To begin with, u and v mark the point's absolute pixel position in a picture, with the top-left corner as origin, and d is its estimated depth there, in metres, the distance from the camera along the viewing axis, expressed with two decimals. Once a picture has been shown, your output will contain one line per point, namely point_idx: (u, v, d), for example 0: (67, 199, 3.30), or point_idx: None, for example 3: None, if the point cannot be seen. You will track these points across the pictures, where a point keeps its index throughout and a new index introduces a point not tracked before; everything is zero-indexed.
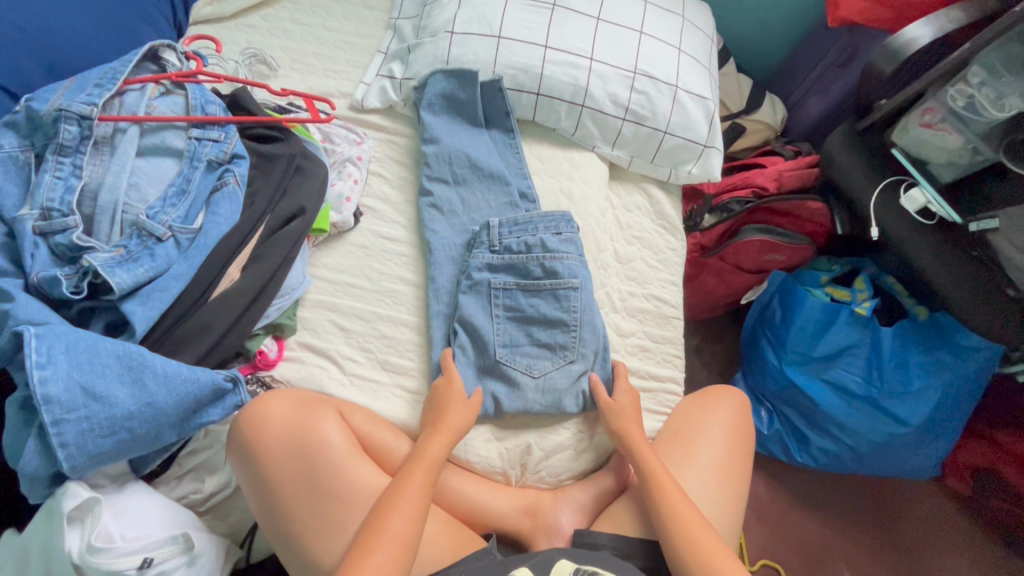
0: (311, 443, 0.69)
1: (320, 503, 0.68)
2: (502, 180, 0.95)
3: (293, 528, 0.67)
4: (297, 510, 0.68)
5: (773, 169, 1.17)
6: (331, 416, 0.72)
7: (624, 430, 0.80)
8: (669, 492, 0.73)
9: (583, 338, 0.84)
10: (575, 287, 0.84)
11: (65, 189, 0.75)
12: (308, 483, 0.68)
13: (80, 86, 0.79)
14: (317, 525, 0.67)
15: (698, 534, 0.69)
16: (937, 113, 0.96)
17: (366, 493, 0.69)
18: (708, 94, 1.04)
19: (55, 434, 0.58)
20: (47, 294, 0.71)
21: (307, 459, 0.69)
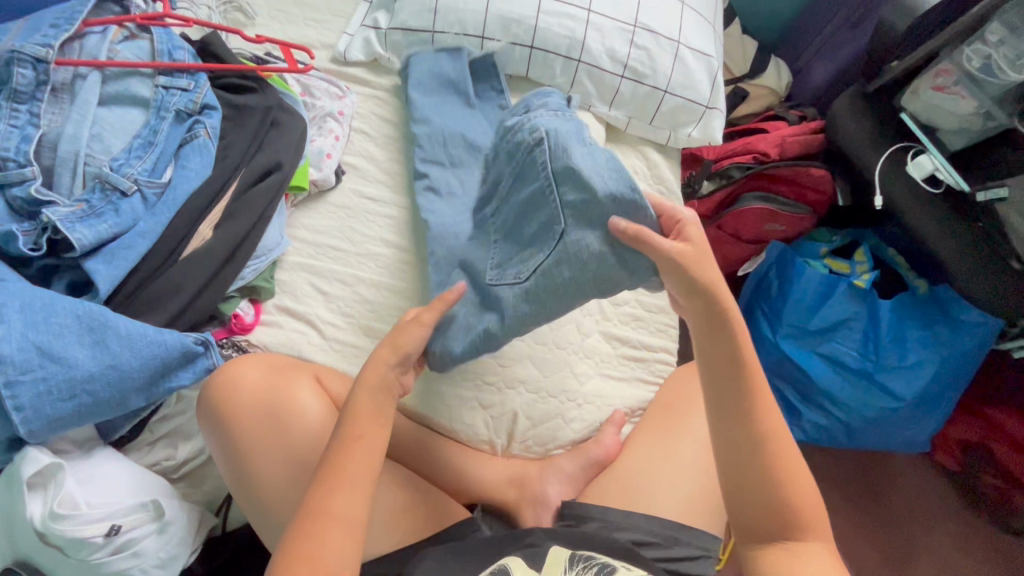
0: (286, 409, 0.66)
1: (294, 471, 0.65)
2: (497, 138, 0.88)
3: (266, 498, 0.65)
4: (270, 478, 0.65)
5: (776, 135, 1.13)
6: (306, 382, 0.69)
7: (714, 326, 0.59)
8: (765, 421, 0.57)
9: (590, 205, 0.61)
10: (545, 138, 0.66)
11: (21, 139, 0.70)
12: (282, 451, 0.66)
13: (34, 26, 0.74)
14: (291, 494, 0.65)
15: (787, 477, 0.55)
16: (951, 76, 0.91)
17: None
18: (711, 52, 0.98)
19: (9, 396, 0.54)
20: (4, 250, 0.66)
21: (281, 426, 0.66)
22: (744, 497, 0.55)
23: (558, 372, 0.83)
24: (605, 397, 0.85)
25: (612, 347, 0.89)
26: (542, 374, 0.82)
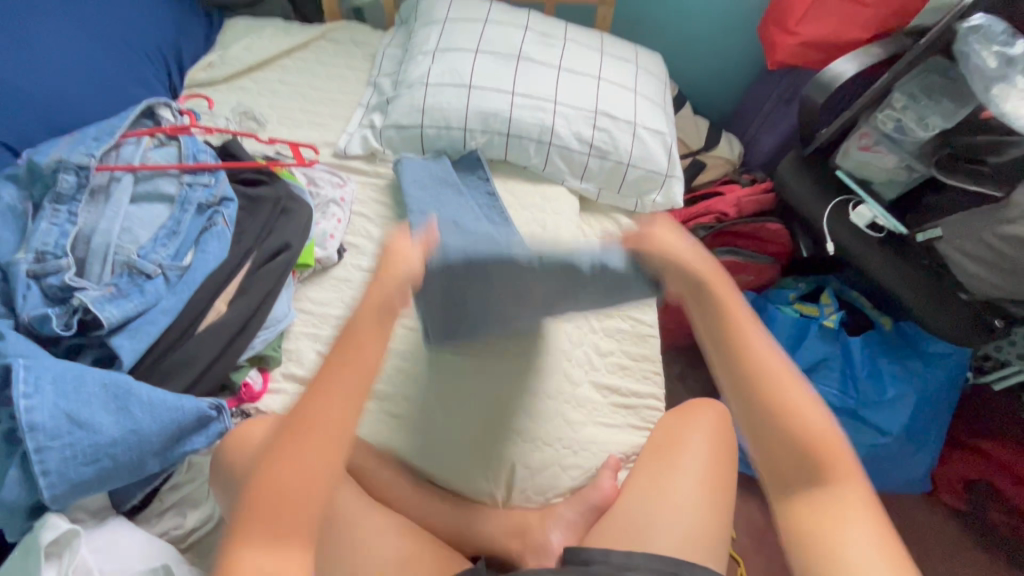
0: (294, 435, 0.64)
1: (291, 517, 0.61)
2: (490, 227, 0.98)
3: (249, 541, 0.59)
4: (262, 524, 0.60)
5: (732, 196, 1.25)
6: (331, 387, 0.67)
7: (693, 273, 0.59)
8: (786, 380, 0.53)
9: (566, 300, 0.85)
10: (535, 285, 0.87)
11: (59, 234, 0.79)
12: (286, 494, 0.61)
13: (80, 140, 0.86)
14: (279, 542, 0.60)
15: (810, 414, 0.52)
16: (871, 137, 1.04)
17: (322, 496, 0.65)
18: (664, 131, 1.13)
19: (37, 461, 0.58)
20: (37, 332, 0.73)
21: (296, 447, 0.63)
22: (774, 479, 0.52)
23: (551, 421, 0.88)
24: (598, 444, 0.89)
25: (601, 396, 0.95)
26: (537, 424, 0.87)
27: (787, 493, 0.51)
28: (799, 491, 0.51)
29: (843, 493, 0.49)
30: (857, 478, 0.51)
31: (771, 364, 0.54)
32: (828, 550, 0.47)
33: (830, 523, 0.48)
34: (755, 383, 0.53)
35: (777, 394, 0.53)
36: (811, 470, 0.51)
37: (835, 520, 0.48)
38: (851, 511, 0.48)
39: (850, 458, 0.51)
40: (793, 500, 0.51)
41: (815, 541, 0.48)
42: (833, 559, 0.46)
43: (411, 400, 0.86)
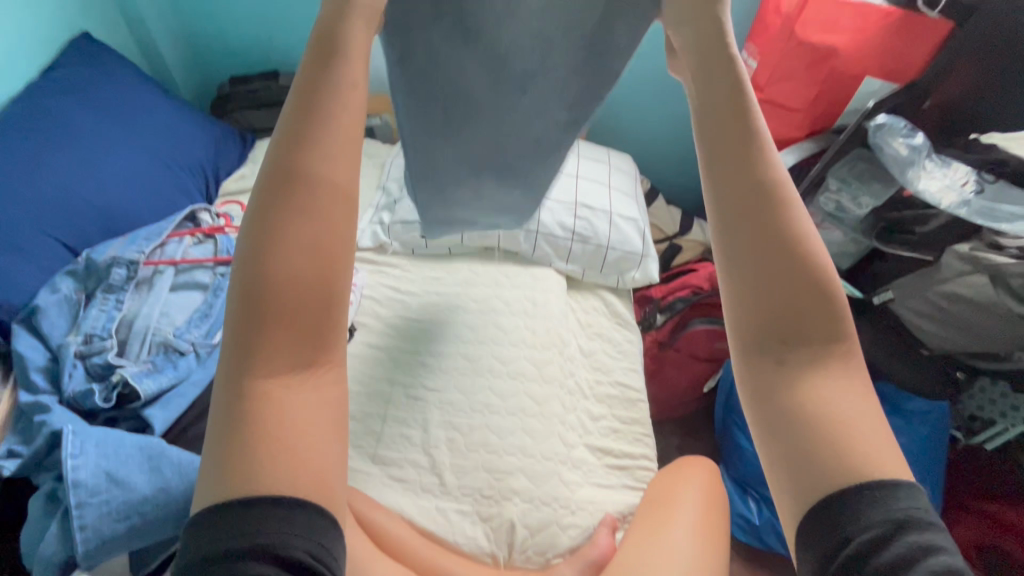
0: (312, 186, 0.42)
1: (317, 260, 0.41)
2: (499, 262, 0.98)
3: (265, 382, 0.39)
4: (278, 241, 0.40)
5: (705, 271, 1.38)
6: (342, 97, 0.45)
7: (723, 110, 0.47)
8: (803, 235, 0.44)
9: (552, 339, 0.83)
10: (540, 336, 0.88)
11: (107, 319, 0.90)
12: (310, 179, 0.42)
13: (131, 241, 0.99)
14: (318, 307, 0.41)
15: (817, 271, 0.43)
16: (817, 216, 1.19)
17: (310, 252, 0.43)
18: (637, 217, 1.28)
19: (77, 516, 0.65)
20: (79, 405, 0.81)
21: (315, 156, 0.42)
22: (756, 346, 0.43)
23: (549, 482, 0.92)
24: (595, 503, 0.93)
25: (596, 457, 1.00)
26: (535, 484, 0.91)
27: (770, 362, 0.43)
28: (786, 362, 0.43)
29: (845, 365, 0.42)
30: (851, 348, 0.43)
31: (788, 212, 0.45)
32: (817, 418, 0.40)
33: (819, 391, 0.41)
34: (767, 226, 0.44)
35: (786, 247, 0.44)
36: (808, 340, 0.43)
37: (834, 391, 0.41)
38: (847, 381, 0.42)
39: (846, 324, 0.44)
40: (781, 367, 0.43)
41: (796, 405, 0.41)
42: (814, 422, 0.40)
43: (416, 464, 0.92)
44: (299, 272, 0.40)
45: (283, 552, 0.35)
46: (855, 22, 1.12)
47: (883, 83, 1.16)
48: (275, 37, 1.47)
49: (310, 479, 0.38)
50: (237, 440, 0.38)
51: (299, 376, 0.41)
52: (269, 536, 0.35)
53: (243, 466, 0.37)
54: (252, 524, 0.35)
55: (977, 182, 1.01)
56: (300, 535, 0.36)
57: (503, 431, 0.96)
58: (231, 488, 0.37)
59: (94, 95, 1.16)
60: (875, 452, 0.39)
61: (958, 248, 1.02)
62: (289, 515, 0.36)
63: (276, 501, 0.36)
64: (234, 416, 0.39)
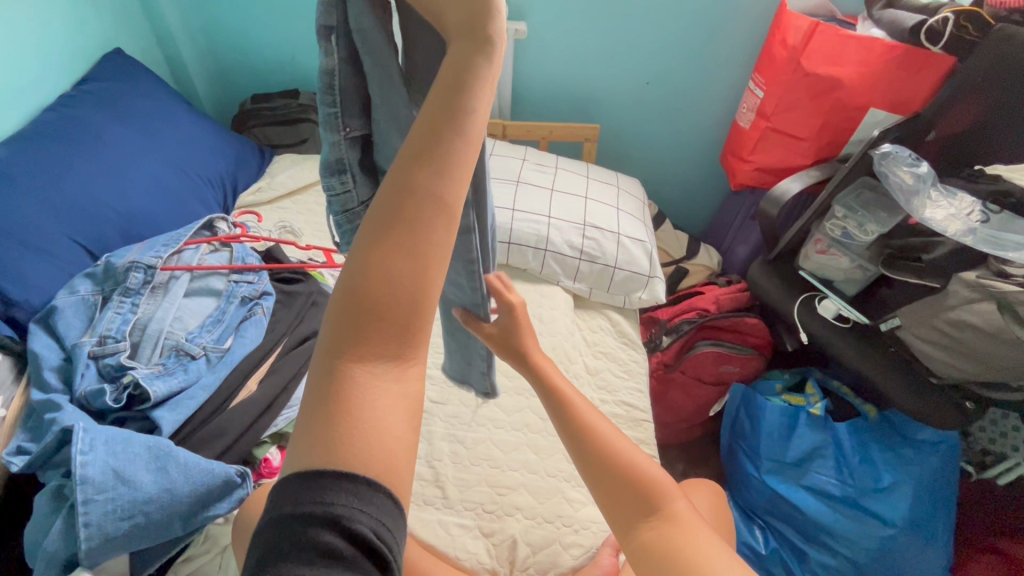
0: (434, 199, 0.39)
1: (427, 268, 0.38)
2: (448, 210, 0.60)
3: (354, 363, 0.37)
4: (387, 243, 0.38)
5: (711, 294, 1.41)
6: (481, 83, 0.42)
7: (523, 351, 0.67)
8: (619, 447, 0.61)
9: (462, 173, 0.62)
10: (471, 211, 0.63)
11: (121, 322, 0.91)
12: (433, 185, 0.39)
13: (151, 247, 1.01)
14: (409, 312, 0.38)
15: (646, 473, 0.60)
16: (824, 241, 1.20)
17: (431, 237, 0.38)
18: (645, 238, 1.29)
19: (82, 512, 0.65)
20: (90, 405, 0.82)
21: (433, 163, 0.39)
22: (626, 531, 0.58)
23: (551, 499, 0.91)
24: (600, 523, 0.90)
25: None
26: (537, 500, 0.90)
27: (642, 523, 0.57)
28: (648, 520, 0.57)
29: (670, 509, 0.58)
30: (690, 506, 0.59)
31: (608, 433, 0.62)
32: (671, 550, 0.54)
33: (685, 538, 0.55)
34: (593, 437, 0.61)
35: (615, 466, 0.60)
36: (653, 515, 0.57)
37: (675, 531, 0.56)
38: (690, 529, 0.56)
39: (682, 501, 0.59)
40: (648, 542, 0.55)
41: (654, 554, 0.54)
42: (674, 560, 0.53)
43: (419, 476, 0.91)
44: (404, 278, 0.37)
45: (350, 526, 0.33)
46: (860, 55, 1.15)
47: (887, 114, 1.19)
48: (297, 57, 1.54)
49: (381, 463, 0.35)
50: (324, 419, 0.36)
51: (382, 367, 0.38)
52: (341, 508, 0.33)
53: (325, 443, 0.35)
54: (322, 496, 0.33)
55: (983, 212, 1.02)
56: (368, 513, 0.33)
57: (506, 445, 0.96)
58: (311, 468, 0.34)
59: (121, 107, 1.21)
60: (707, 562, 0.52)
61: (965, 275, 0.99)
62: (359, 490, 0.34)
63: (347, 477, 0.34)
64: (319, 398, 0.37)
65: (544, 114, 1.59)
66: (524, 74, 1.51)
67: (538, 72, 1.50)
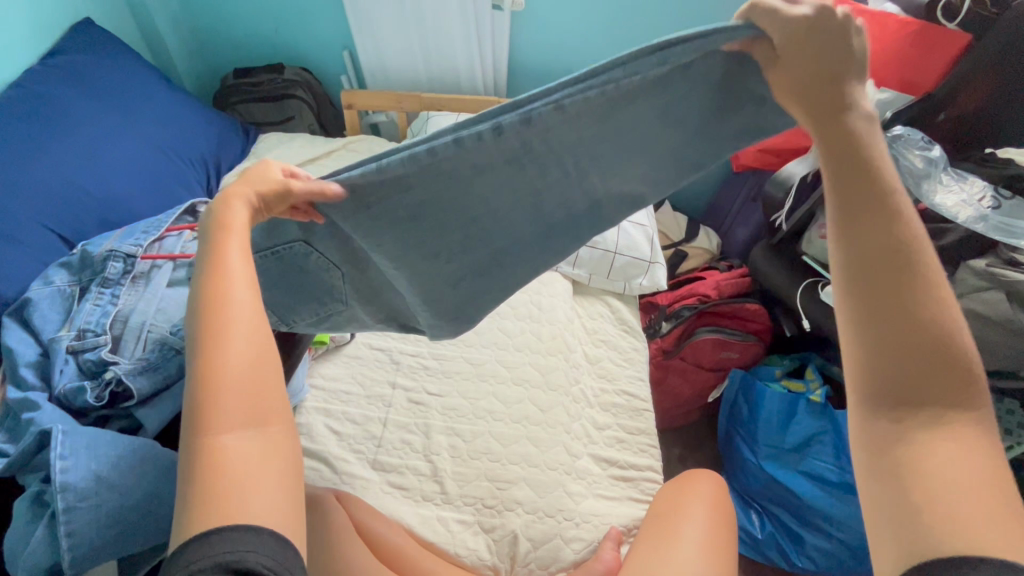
0: (229, 299, 0.47)
1: (251, 344, 0.46)
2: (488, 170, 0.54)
3: (213, 437, 0.42)
4: (212, 337, 0.45)
5: (712, 279, 1.39)
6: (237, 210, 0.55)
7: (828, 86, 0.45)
8: (928, 303, 0.42)
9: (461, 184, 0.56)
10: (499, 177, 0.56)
11: (101, 314, 0.86)
12: (226, 290, 0.48)
13: (129, 234, 0.96)
14: (252, 378, 0.45)
15: (945, 347, 0.41)
16: None
17: (240, 319, 0.47)
18: (646, 222, 1.24)
19: (64, 521, 0.62)
20: (70, 403, 0.78)
21: (221, 276, 0.49)
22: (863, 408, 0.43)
23: (551, 492, 0.89)
24: (600, 515, 0.90)
25: (601, 468, 0.98)
26: (537, 494, 0.89)
27: (887, 414, 0.42)
28: (902, 417, 0.41)
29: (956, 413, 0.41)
30: (985, 416, 0.42)
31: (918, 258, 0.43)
32: (906, 459, 0.40)
33: (939, 449, 0.40)
34: (885, 255, 0.43)
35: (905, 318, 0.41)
36: (921, 407, 0.41)
37: (937, 441, 0.40)
38: (965, 448, 0.40)
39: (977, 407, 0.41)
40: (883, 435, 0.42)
41: (893, 452, 0.41)
42: (910, 475, 0.39)
43: (416, 471, 0.90)
44: (233, 354, 0.45)
45: (241, 567, 0.37)
46: (871, 31, 1.11)
47: (897, 93, 1.14)
48: (281, 29, 1.45)
49: (263, 511, 0.40)
50: (199, 496, 0.40)
51: (244, 431, 0.43)
52: (226, 553, 0.37)
53: (200, 515, 0.39)
54: (206, 551, 0.37)
55: (993, 198, 0.99)
56: (255, 550, 0.38)
57: (505, 438, 0.94)
58: (195, 530, 0.39)
59: (92, 83, 1.13)
60: (959, 501, 0.37)
61: (972, 262, 0.97)
62: (239, 536, 0.38)
63: (228, 527, 0.38)
64: (190, 485, 0.41)
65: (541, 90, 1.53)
66: (522, 48, 1.44)
67: (535, 45, 1.43)
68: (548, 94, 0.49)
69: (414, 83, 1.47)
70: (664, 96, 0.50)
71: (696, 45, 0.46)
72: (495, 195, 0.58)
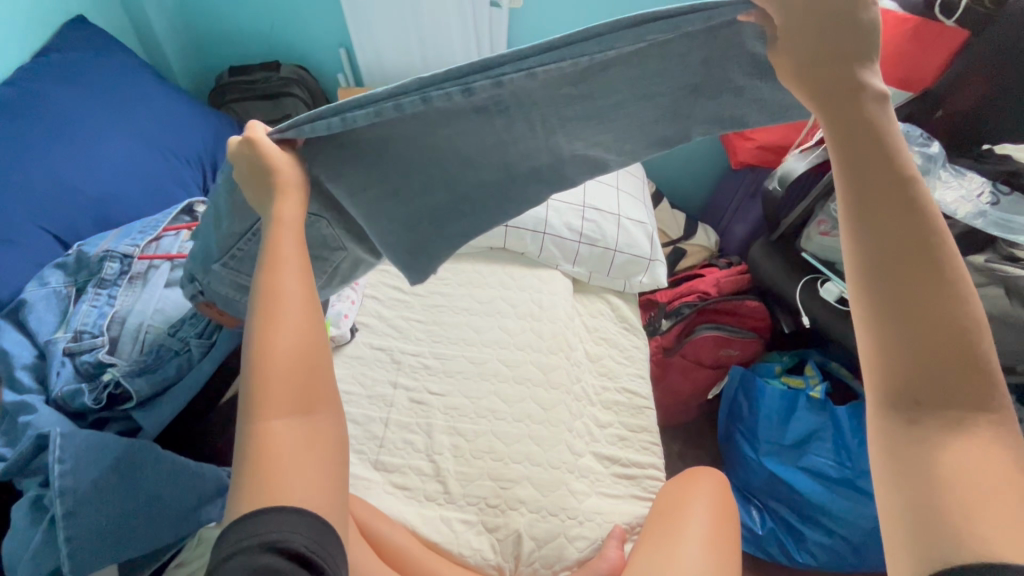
0: (285, 295, 0.50)
1: (302, 343, 0.49)
2: (457, 114, 0.55)
3: (263, 421, 0.46)
4: (265, 325, 0.48)
5: (712, 277, 1.39)
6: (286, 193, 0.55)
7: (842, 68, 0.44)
8: (950, 306, 0.42)
9: (432, 131, 0.57)
10: (469, 124, 0.56)
11: (98, 315, 0.85)
12: (280, 288, 0.50)
13: (126, 234, 0.95)
14: (298, 369, 0.48)
15: (965, 348, 0.42)
16: (827, 223, 1.16)
17: (292, 309, 0.50)
18: (646, 220, 1.24)
19: (64, 526, 0.61)
20: (67, 406, 0.77)
21: (276, 263, 0.51)
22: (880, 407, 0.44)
23: (555, 491, 0.89)
24: (603, 514, 0.90)
25: (604, 466, 0.97)
26: (541, 494, 0.89)
27: (903, 413, 0.42)
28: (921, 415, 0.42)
29: (975, 414, 0.41)
30: (1000, 416, 0.42)
31: (943, 255, 0.42)
32: (927, 458, 0.41)
33: (958, 451, 0.40)
34: (908, 252, 0.42)
35: (926, 319, 0.42)
36: (942, 408, 0.42)
37: (957, 441, 0.41)
38: (983, 448, 0.40)
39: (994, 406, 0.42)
40: (903, 434, 0.42)
41: (913, 451, 0.42)
42: (928, 475, 0.40)
43: (418, 471, 0.89)
44: (283, 344, 0.48)
45: (285, 548, 0.41)
46: None
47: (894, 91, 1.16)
48: (276, 26, 1.44)
49: (306, 494, 0.44)
50: (250, 474, 0.44)
51: (290, 418, 0.47)
52: (270, 532, 0.41)
53: (250, 492, 0.43)
54: (254, 529, 0.41)
55: (992, 194, 1.00)
56: (298, 533, 0.42)
57: (508, 437, 0.93)
58: (247, 506, 0.43)
59: (86, 81, 1.12)
60: (975, 505, 0.38)
61: (972, 259, 0.98)
62: (284, 518, 0.42)
63: (274, 508, 0.42)
64: (245, 469, 0.44)
65: None
66: (519, 45, 1.43)
67: (534, 42, 1.42)
68: (518, 61, 0.49)
69: (412, 81, 1.46)
70: (644, 62, 0.52)
71: (678, 23, 0.48)
72: (464, 141, 0.59)
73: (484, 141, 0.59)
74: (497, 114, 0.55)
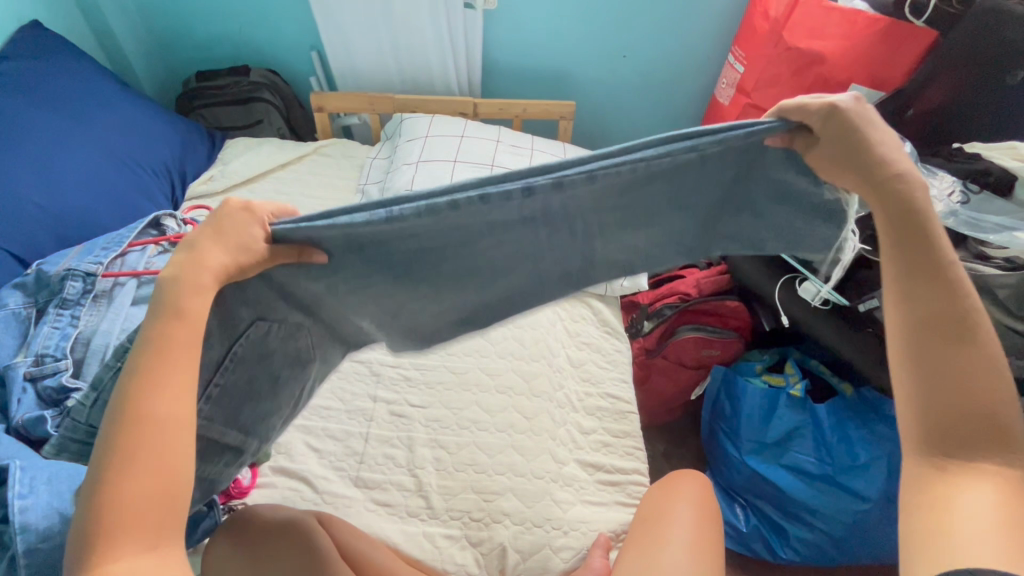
0: (154, 420, 0.48)
1: (162, 451, 0.47)
2: (501, 220, 0.53)
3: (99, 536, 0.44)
4: (125, 431, 0.46)
5: (692, 278, 1.41)
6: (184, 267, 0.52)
7: (878, 168, 0.51)
8: (982, 377, 0.47)
9: (469, 237, 0.55)
10: (516, 231, 0.56)
11: (60, 337, 0.82)
12: (149, 389, 0.48)
13: (89, 250, 0.92)
14: (158, 478, 0.46)
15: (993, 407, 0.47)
16: None
17: (160, 413, 0.48)
18: None
19: (25, 563, 0.59)
20: (29, 435, 0.73)
21: (151, 359, 0.49)
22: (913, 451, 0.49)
23: (539, 502, 0.89)
24: (587, 523, 0.89)
25: (587, 473, 0.97)
26: (525, 505, 0.88)
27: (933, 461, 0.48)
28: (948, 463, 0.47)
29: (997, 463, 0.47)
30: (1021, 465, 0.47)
31: (977, 327, 0.48)
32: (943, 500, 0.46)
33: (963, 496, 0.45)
34: (948, 327, 0.48)
35: (961, 382, 0.47)
36: (963, 459, 0.47)
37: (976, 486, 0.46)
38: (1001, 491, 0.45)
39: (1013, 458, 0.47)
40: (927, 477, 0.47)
41: (926, 495, 0.47)
42: (944, 516, 0.45)
43: (400, 487, 0.88)
44: (142, 451, 0.46)
45: None
46: (843, 28, 1.11)
47: (869, 90, 1.15)
48: (244, 29, 1.40)
49: None
50: None
51: (136, 532, 0.45)
52: None
53: None
54: None
55: (962, 193, 1.00)
56: None
57: (491, 448, 0.93)
58: None
59: (42, 90, 1.07)
60: (978, 548, 0.42)
61: None
62: None
63: None
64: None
65: (516, 90, 1.51)
66: (495, 47, 1.42)
67: (510, 44, 1.41)
68: (584, 164, 0.50)
69: (386, 84, 1.44)
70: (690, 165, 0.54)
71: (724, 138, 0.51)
72: (497, 247, 0.58)
73: (518, 248, 0.58)
74: (546, 220, 0.55)
